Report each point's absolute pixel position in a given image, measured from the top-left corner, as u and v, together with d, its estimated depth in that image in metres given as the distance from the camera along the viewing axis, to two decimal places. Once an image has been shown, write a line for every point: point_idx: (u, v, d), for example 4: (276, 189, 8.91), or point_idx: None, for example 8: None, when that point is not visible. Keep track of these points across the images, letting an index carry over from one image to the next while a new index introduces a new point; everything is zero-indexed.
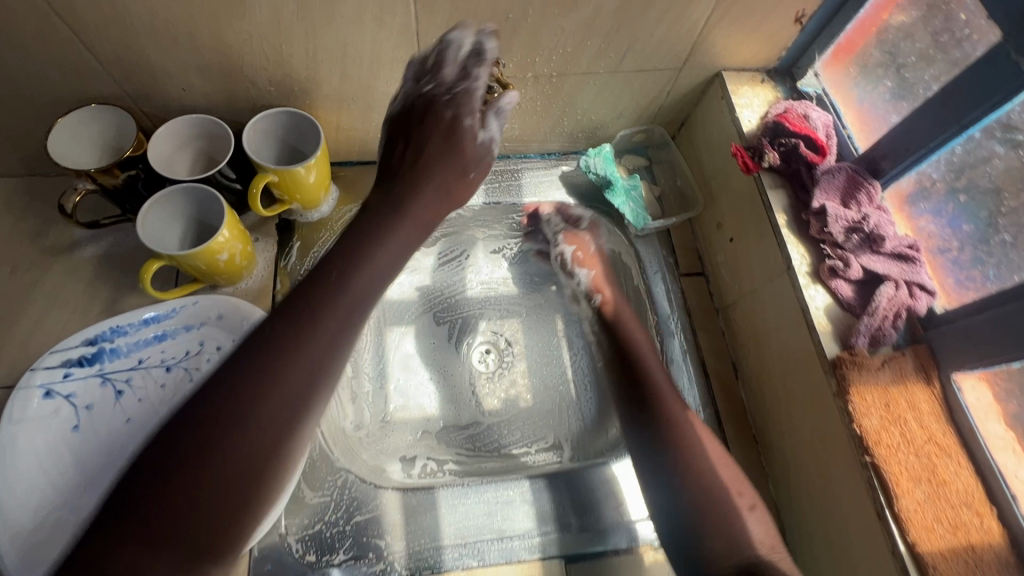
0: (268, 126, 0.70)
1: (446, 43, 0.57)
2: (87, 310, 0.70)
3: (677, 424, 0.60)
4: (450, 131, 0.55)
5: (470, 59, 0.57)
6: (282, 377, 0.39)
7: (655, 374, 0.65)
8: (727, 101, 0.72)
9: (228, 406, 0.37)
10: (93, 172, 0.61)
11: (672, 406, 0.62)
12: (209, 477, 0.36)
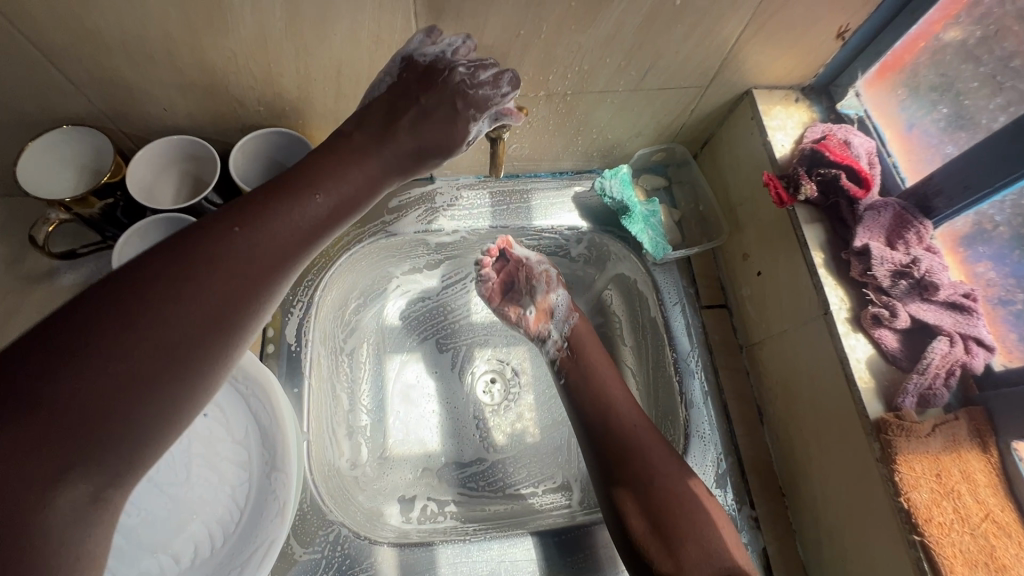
0: (258, 148, 0.64)
1: (452, 44, 0.52)
2: None
3: (634, 438, 0.63)
4: (436, 115, 0.50)
5: (475, 62, 0.51)
6: (181, 307, 0.36)
7: (611, 387, 0.68)
8: (758, 122, 0.66)
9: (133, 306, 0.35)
10: (67, 202, 0.56)
11: (628, 422, 0.65)
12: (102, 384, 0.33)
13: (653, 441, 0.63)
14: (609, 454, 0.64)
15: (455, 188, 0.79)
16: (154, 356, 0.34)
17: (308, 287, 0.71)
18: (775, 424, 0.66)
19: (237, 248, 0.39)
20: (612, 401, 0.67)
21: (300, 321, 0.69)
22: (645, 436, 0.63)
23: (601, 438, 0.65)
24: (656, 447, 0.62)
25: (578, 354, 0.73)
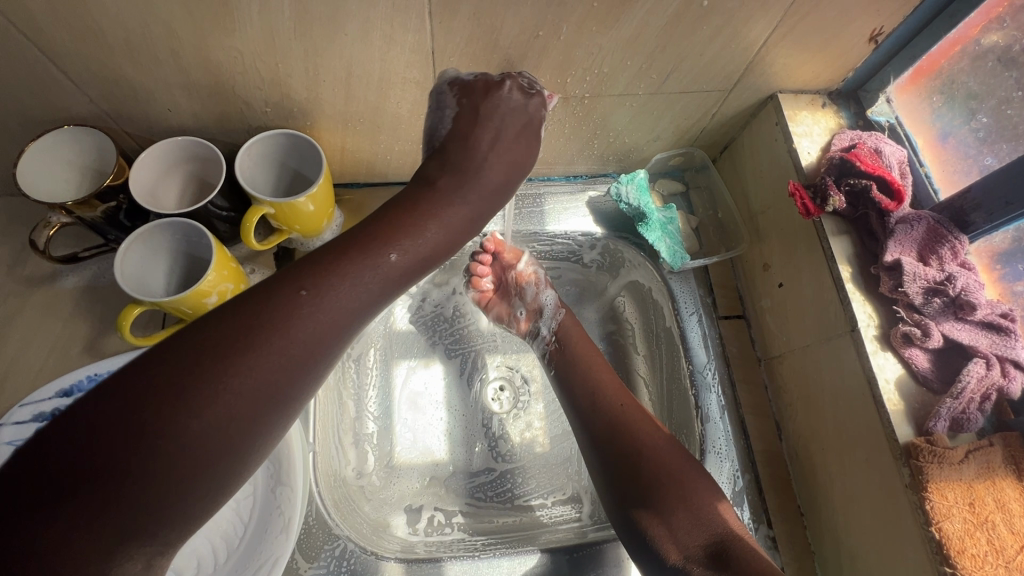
0: (265, 151, 0.62)
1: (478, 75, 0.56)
2: (66, 350, 0.63)
3: (618, 414, 0.63)
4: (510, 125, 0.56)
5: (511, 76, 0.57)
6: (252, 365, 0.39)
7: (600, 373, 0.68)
8: (783, 127, 0.63)
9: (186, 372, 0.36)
10: (70, 205, 0.55)
11: (611, 400, 0.64)
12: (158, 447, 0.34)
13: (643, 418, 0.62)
14: (598, 432, 0.63)
15: None
16: (230, 415, 0.37)
17: None
18: (794, 441, 0.64)
19: (303, 314, 0.42)
20: (599, 384, 0.66)
21: None
22: (634, 414, 0.63)
23: (590, 417, 0.64)
24: (645, 425, 0.62)
25: (568, 343, 0.71)
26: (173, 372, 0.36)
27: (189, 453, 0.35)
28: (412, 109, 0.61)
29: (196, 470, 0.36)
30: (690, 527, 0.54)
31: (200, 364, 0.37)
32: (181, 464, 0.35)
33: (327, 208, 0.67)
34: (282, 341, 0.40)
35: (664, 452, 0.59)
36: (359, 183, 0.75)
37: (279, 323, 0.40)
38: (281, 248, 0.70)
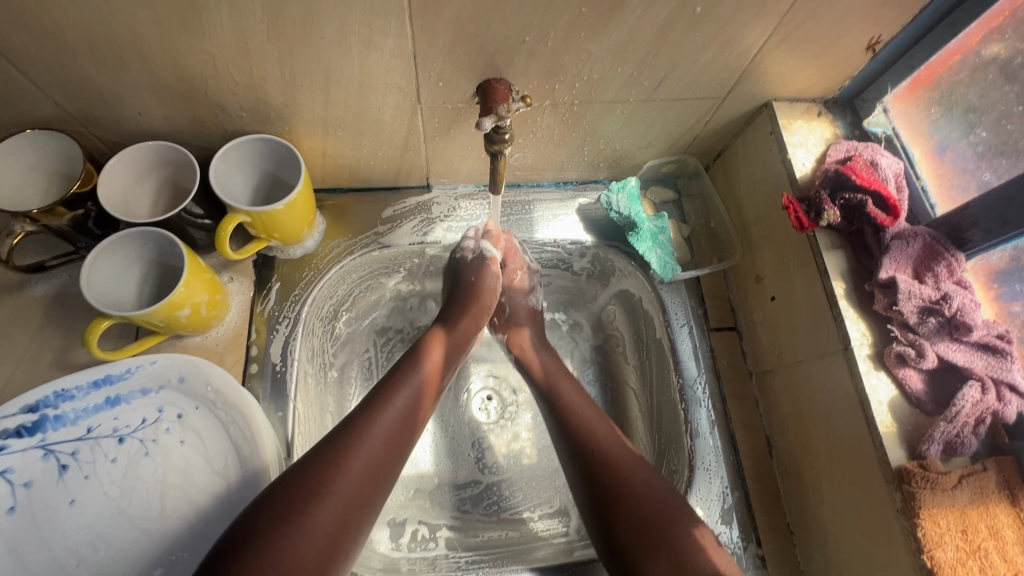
0: (242, 156, 0.60)
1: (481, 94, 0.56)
2: (32, 361, 0.60)
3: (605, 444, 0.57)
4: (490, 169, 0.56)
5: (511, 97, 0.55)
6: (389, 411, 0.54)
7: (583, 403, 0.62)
8: (777, 137, 0.62)
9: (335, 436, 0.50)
10: (34, 214, 0.52)
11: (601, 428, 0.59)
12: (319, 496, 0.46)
13: (632, 462, 0.56)
14: (586, 464, 0.56)
15: (452, 198, 0.75)
16: (374, 461, 0.50)
17: (296, 302, 0.67)
18: (785, 458, 0.63)
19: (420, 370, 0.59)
20: (580, 411, 0.61)
21: (286, 338, 0.65)
22: (614, 450, 0.57)
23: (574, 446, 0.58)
24: (629, 459, 0.56)
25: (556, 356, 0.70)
26: (301, 480, 0.46)
27: (344, 497, 0.47)
28: (395, 114, 0.59)
29: (357, 508, 0.48)
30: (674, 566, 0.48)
31: (311, 477, 0.47)
32: (317, 549, 0.44)
33: (307, 215, 0.65)
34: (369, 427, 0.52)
35: (648, 484, 0.53)
36: (342, 188, 0.73)
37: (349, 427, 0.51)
38: (260, 255, 0.68)
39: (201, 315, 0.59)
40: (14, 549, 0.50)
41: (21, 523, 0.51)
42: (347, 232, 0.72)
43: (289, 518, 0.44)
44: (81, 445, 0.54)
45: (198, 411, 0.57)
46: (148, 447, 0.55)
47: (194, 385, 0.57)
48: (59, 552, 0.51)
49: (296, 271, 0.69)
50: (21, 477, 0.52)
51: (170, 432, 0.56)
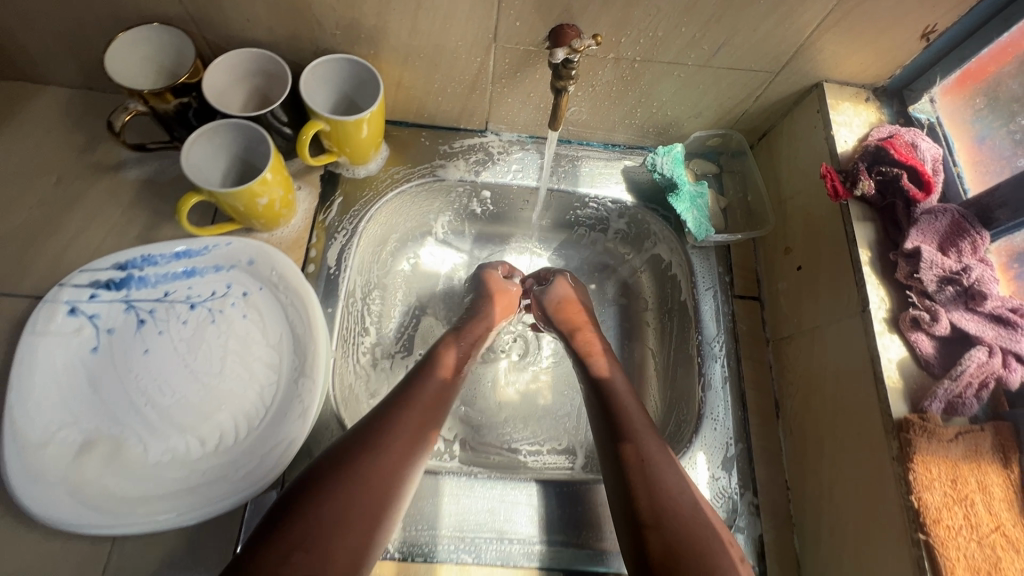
0: (327, 72, 0.66)
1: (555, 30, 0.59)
2: (122, 233, 0.68)
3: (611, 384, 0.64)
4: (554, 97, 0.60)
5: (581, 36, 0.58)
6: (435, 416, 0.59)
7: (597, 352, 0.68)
8: (823, 115, 0.66)
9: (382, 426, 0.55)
10: (146, 94, 0.59)
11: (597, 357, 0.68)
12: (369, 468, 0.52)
13: (634, 402, 0.62)
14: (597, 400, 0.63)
15: (503, 143, 0.80)
16: (405, 452, 0.54)
17: (355, 216, 0.73)
18: (790, 420, 0.67)
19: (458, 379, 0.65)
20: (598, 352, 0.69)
21: (343, 245, 0.71)
22: (624, 387, 0.64)
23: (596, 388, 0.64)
24: (626, 391, 0.63)
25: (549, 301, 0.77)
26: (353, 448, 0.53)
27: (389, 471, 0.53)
28: (470, 49, 0.64)
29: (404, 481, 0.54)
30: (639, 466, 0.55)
31: (364, 447, 0.53)
32: (368, 502, 0.50)
33: (376, 138, 0.71)
34: (358, 496, 0.50)
35: (626, 398, 0.62)
36: (408, 122, 0.79)
37: (353, 471, 0.51)
38: (328, 171, 0.74)
39: (274, 209, 0.65)
40: (95, 379, 0.57)
41: (103, 361, 0.58)
42: (407, 162, 0.77)
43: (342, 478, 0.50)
44: (158, 305, 0.61)
45: (262, 291, 0.63)
46: (215, 316, 0.62)
47: (262, 268, 0.63)
48: (132, 391, 0.58)
49: (358, 189, 0.75)
50: (105, 323, 0.59)
51: (235, 307, 0.62)
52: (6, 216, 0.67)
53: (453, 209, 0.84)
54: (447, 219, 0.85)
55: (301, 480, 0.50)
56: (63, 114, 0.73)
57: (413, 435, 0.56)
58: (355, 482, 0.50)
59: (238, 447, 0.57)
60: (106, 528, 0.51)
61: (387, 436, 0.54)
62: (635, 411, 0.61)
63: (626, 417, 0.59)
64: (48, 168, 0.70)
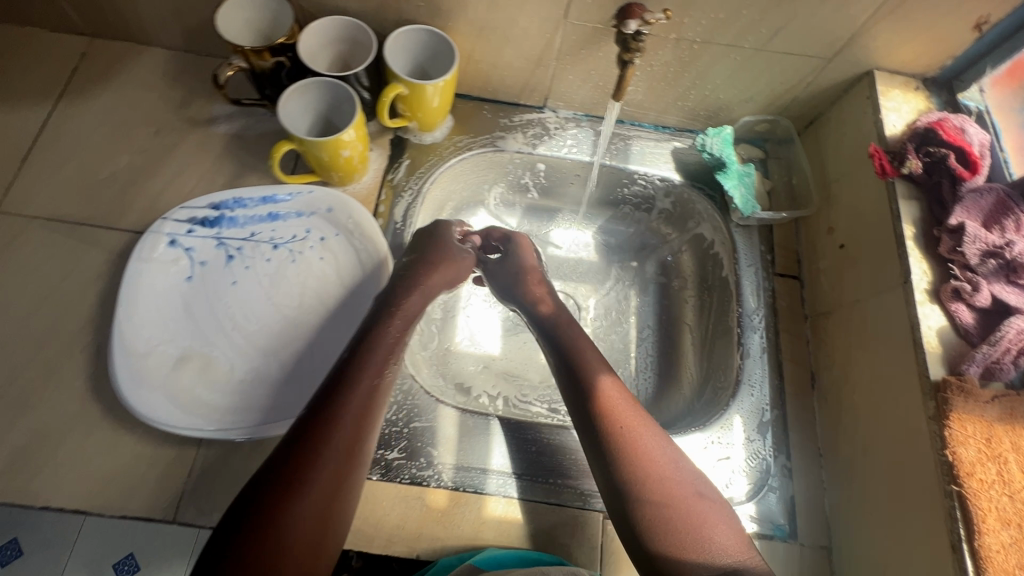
0: (408, 42, 0.72)
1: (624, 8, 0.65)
2: (211, 180, 0.75)
3: (566, 324, 0.70)
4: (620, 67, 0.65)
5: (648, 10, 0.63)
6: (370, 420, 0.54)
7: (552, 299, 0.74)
8: (873, 101, 0.69)
9: (308, 447, 0.49)
10: (249, 51, 0.66)
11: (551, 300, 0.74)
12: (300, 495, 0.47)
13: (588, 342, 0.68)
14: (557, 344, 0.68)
15: (559, 120, 0.84)
16: (338, 465, 0.49)
17: (420, 178, 0.78)
18: (826, 390, 0.70)
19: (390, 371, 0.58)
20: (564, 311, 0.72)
21: (409, 204, 0.77)
22: (576, 328, 0.70)
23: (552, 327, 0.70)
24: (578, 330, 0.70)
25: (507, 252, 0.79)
26: (278, 480, 0.47)
27: (323, 492, 0.48)
28: (541, 25, 0.69)
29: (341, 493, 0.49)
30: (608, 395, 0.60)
31: (293, 476, 0.48)
32: (306, 532, 0.46)
33: (445, 107, 0.76)
34: (292, 532, 0.46)
35: (579, 336, 0.68)
36: (471, 95, 0.84)
37: (282, 509, 0.46)
38: (396, 135, 0.80)
39: (352, 163, 0.71)
40: (190, 304, 0.64)
41: (196, 289, 0.65)
42: (470, 132, 0.82)
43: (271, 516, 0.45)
44: (245, 244, 0.67)
45: (337, 237, 0.69)
46: (294, 256, 0.68)
47: (339, 216, 0.69)
48: (222, 317, 0.64)
49: (423, 154, 0.80)
50: (198, 256, 0.66)
51: (313, 250, 0.68)
52: (112, 160, 0.75)
53: (507, 182, 0.89)
54: (500, 191, 0.90)
55: (226, 527, 0.45)
56: (164, 72, 0.80)
57: (343, 449, 0.50)
58: (285, 522, 0.45)
59: (313, 372, 0.63)
60: (207, 432, 0.57)
61: (317, 455, 0.49)
62: (589, 348, 0.66)
63: (585, 353, 0.65)
64: (148, 119, 0.77)
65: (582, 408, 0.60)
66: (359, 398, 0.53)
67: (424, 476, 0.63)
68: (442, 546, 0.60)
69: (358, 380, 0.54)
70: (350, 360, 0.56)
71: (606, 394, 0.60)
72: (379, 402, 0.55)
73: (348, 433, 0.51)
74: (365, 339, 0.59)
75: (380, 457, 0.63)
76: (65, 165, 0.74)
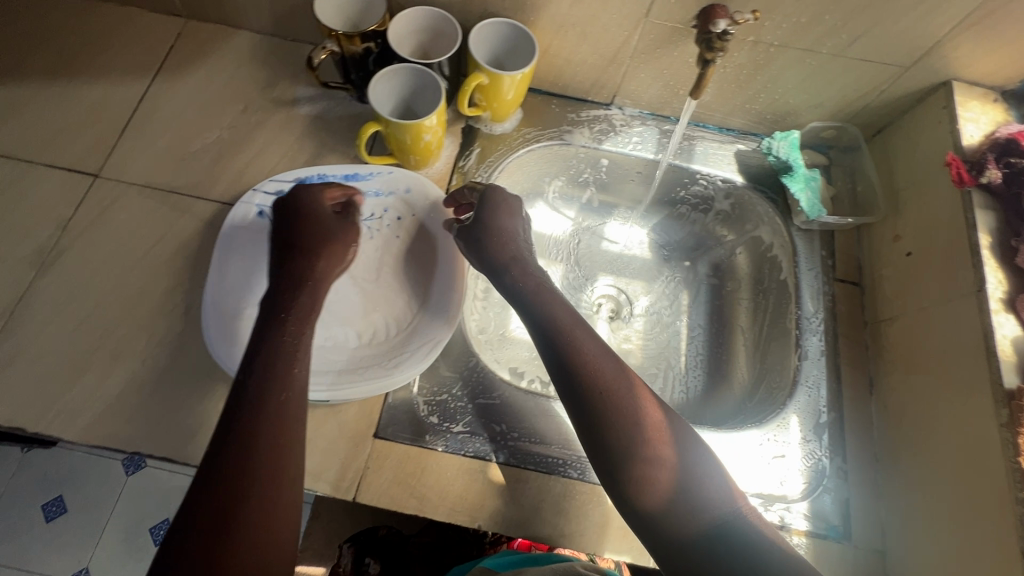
0: (490, 34, 0.74)
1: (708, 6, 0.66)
2: (293, 158, 0.78)
3: (547, 292, 0.65)
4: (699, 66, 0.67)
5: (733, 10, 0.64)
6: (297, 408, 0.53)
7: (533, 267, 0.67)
8: (950, 111, 0.69)
9: (239, 445, 0.49)
10: (342, 36, 0.69)
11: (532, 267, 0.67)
12: (239, 493, 0.47)
13: (573, 317, 0.62)
14: (540, 319, 0.62)
15: (626, 117, 0.86)
16: (272, 456, 0.49)
17: (490, 166, 0.81)
18: (885, 396, 0.70)
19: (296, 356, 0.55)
20: (541, 278, 0.66)
21: None
22: (558, 300, 0.64)
23: (535, 296, 0.64)
24: (561, 303, 0.64)
25: (476, 222, 0.68)
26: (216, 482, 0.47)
27: (263, 482, 0.48)
28: (622, 23, 0.72)
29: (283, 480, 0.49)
30: (597, 381, 0.57)
31: (227, 478, 0.47)
32: (254, 527, 0.46)
33: (518, 98, 0.78)
34: (239, 532, 0.45)
35: (563, 311, 0.63)
36: (540, 90, 0.86)
37: (224, 510, 0.46)
38: (467, 124, 0.82)
39: (429, 148, 0.73)
40: None
41: None
42: (537, 125, 0.85)
43: (213, 516, 0.45)
44: None
45: (413, 217, 0.72)
46: (372, 233, 0.71)
47: (416, 196, 0.72)
48: None
49: (493, 144, 0.82)
50: None
51: (389, 227, 0.72)
52: (203, 134, 0.79)
53: (568, 176, 0.91)
54: (560, 184, 0.92)
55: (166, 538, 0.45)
56: (252, 54, 0.84)
57: (272, 442, 0.50)
58: (228, 523, 0.45)
59: (388, 342, 0.66)
60: None
61: (250, 452, 0.49)
62: (576, 324, 0.62)
63: (571, 331, 0.61)
64: (237, 98, 0.82)
65: (573, 385, 0.58)
66: (273, 405, 0.51)
67: (489, 450, 0.65)
68: (504, 518, 0.62)
69: (267, 386, 0.52)
70: (263, 359, 0.54)
71: (597, 368, 0.58)
72: (295, 406, 0.53)
73: (273, 426, 0.51)
74: (265, 348, 0.55)
75: (447, 429, 0.65)
76: (160, 137, 0.78)
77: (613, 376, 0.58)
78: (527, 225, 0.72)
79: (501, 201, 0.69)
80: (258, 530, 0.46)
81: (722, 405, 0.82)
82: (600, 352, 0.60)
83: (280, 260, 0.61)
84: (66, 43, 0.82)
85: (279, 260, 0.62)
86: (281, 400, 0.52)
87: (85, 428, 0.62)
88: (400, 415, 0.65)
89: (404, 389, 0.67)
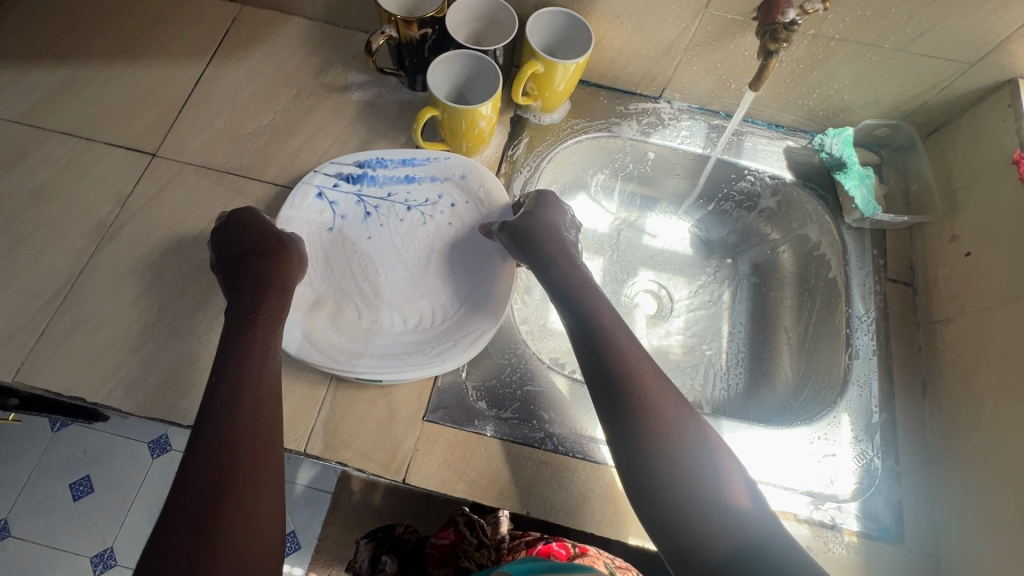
0: (545, 24, 0.74)
1: None
2: (344, 143, 0.79)
3: (589, 289, 0.64)
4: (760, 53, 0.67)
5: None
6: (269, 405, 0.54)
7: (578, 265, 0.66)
8: (1015, 109, 0.68)
9: (218, 443, 0.50)
10: (401, 21, 0.69)
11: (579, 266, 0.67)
12: (221, 486, 0.48)
13: (613, 315, 0.62)
14: (580, 314, 0.62)
15: (675, 112, 0.86)
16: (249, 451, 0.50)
17: (539, 156, 0.81)
18: (940, 398, 0.68)
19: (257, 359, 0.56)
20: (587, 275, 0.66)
21: (526, 178, 0.80)
22: (601, 298, 0.64)
23: (576, 292, 0.64)
24: (604, 301, 0.64)
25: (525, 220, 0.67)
26: (198, 477, 0.48)
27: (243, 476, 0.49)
28: (680, 15, 0.71)
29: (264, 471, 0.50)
30: (633, 377, 0.57)
31: (207, 474, 0.48)
32: (240, 517, 0.47)
33: (570, 89, 0.78)
34: (222, 523, 0.46)
35: (606, 309, 0.62)
36: (590, 82, 0.86)
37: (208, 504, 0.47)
38: (516, 114, 0.83)
39: (482, 134, 0.73)
40: (328, 254, 0.68)
41: (335, 239, 0.69)
42: (585, 117, 0.84)
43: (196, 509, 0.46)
44: (382, 202, 0.72)
45: (467, 205, 0.72)
46: (426, 219, 0.72)
47: (471, 183, 0.72)
48: (358, 268, 0.68)
49: (542, 134, 0.83)
50: (340, 210, 0.70)
51: (443, 214, 0.72)
52: (256, 117, 0.80)
53: (613, 171, 0.91)
54: (604, 178, 0.91)
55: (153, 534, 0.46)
56: (305, 40, 0.85)
57: (247, 439, 0.51)
58: (211, 516, 0.46)
59: (438, 325, 0.66)
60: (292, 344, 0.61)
61: (227, 449, 0.49)
62: (616, 322, 0.61)
63: (612, 328, 0.60)
64: (290, 82, 0.83)
65: (607, 379, 0.57)
66: (247, 402, 0.52)
67: (537, 437, 0.65)
68: (551, 505, 0.62)
69: (239, 383, 0.53)
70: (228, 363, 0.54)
71: (635, 366, 0.58)
72: (270, 402, 0.54)
73: (247, 424, 0.51)
74: (237, 348, 0.56)
75: (495, 414, 0.65)
76: (215, 119, 0.79)
77: (649, 376, 0.57)
78: (577, 228, 0.72)
79: (552, 204, 0.69)
80: (246, 523, 0.47)
81: (765, 403, 0.81)
82: (638, 351, 0.59)
83: (245, 264, 0.61)
84: (126, 25, 0.84)
85: (242, 266, 0.61)
86: (251, 400, 0.53)
87: (141, 400, 0.63)
88: (449, 399, 0.65)
89: (453, 374, 0.67)
